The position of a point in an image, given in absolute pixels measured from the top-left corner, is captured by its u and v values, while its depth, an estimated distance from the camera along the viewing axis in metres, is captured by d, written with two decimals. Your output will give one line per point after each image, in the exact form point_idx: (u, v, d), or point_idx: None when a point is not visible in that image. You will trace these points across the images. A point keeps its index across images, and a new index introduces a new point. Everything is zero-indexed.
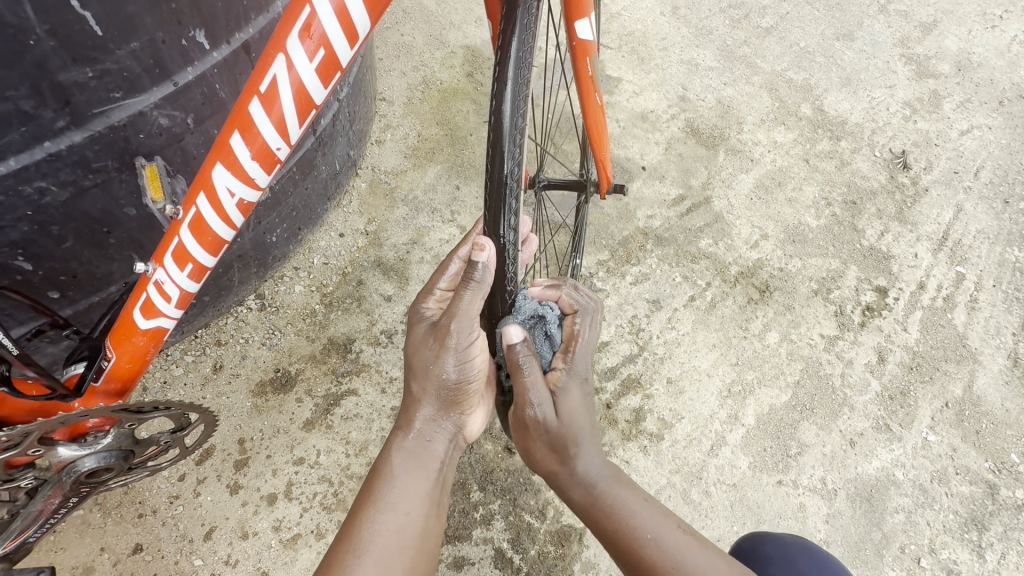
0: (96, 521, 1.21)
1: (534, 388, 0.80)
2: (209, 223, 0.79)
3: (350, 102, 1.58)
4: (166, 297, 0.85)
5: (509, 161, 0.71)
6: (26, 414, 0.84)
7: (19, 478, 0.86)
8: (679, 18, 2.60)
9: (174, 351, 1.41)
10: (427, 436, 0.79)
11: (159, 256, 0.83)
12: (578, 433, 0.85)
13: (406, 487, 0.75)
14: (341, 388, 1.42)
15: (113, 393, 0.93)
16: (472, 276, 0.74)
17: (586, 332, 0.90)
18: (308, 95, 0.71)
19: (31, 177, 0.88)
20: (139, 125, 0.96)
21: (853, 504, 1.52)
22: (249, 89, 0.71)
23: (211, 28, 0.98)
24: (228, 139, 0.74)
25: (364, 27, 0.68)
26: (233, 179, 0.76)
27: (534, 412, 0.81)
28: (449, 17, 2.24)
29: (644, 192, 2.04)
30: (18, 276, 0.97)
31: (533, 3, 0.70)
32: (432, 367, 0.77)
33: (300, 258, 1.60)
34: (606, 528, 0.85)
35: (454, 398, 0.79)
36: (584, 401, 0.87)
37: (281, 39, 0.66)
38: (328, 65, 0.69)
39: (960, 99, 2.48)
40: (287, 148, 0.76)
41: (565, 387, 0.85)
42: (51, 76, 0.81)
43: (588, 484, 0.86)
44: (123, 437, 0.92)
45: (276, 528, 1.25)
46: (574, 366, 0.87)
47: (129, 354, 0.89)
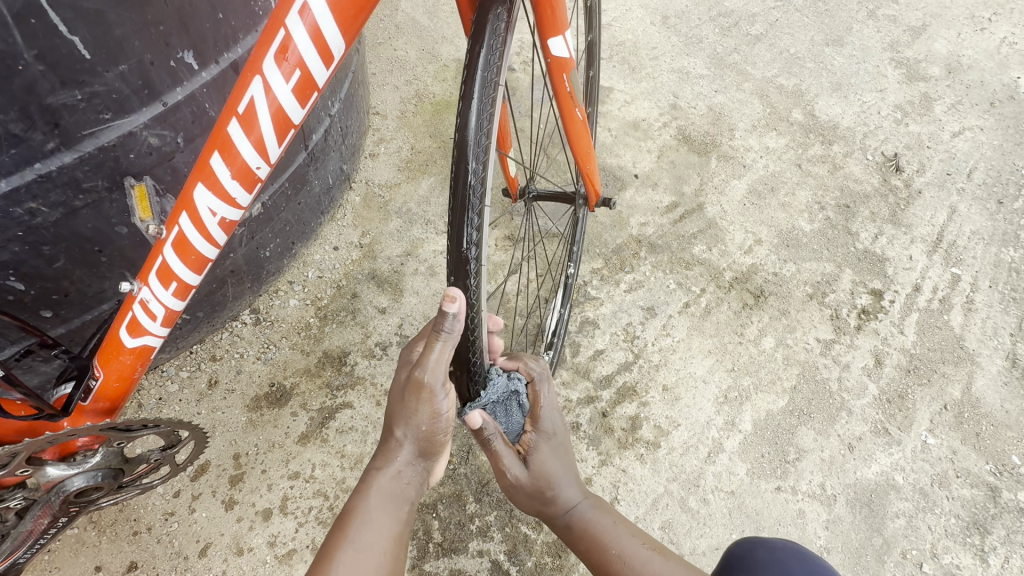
0: (90, 540, 1.20)
1: (505, 458, 0.92)
2: (192, 242, 0.80)
3: (342, 118, 1.60)
4: (152, 315, 0.86)
5: (472, 173, 0.73)
6: (13, 434, 0.84)
7: (9, 499, 0.85)
8: (669, 28, 2.63)
9: (168, 367, 1.41)
10: (404, 476, 0.79)
11: (145, 275, 0.84)
12: (553, 477, 0.98)
13: (381, 525, 0.75)
14: (336, 402, 1.42)
15: (102, 412, 0.93)
16: (441, 327, 0.72)
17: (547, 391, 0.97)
18: (287, 116, 0.72)
19: (22, 199, 0.89)
20: (129, 145, 0.97)
21: (853, 509, 1.51)
22: (228, 111, 0.72)
23: (199, 49, 1.00)
24: (208, 160, 0.75)
25: (339, 49, 0.69)
26: (214, 199, 0.77)
27: (508, 474, 0.95)
28: (441, 31, 2.27)
29: (637, 200, 2.05)
30: (10, 296, 0.98)
31: (501, 24, 0.75)
32: (411, 414, 0.78)
33: (295, 272, 1.61)
34: (582, 550, 0.99)
35: (432, 445, 0.80)
36: (556, 451, 0.98)
37: (258, 62, 0.68)
38: (305, 86, 0.70)
39: (951, 101, 2.50)
40: (267, 167, 0.77)
41: (535, 445, 0.96)
42: (40, 99, 0.83)
43: (569, 513, 1.00)
44: (112, 456, 0.92)
45: (271, 544, 1.24)
46: (544, 425, 0.97)
47: (117, 373, 0.89)
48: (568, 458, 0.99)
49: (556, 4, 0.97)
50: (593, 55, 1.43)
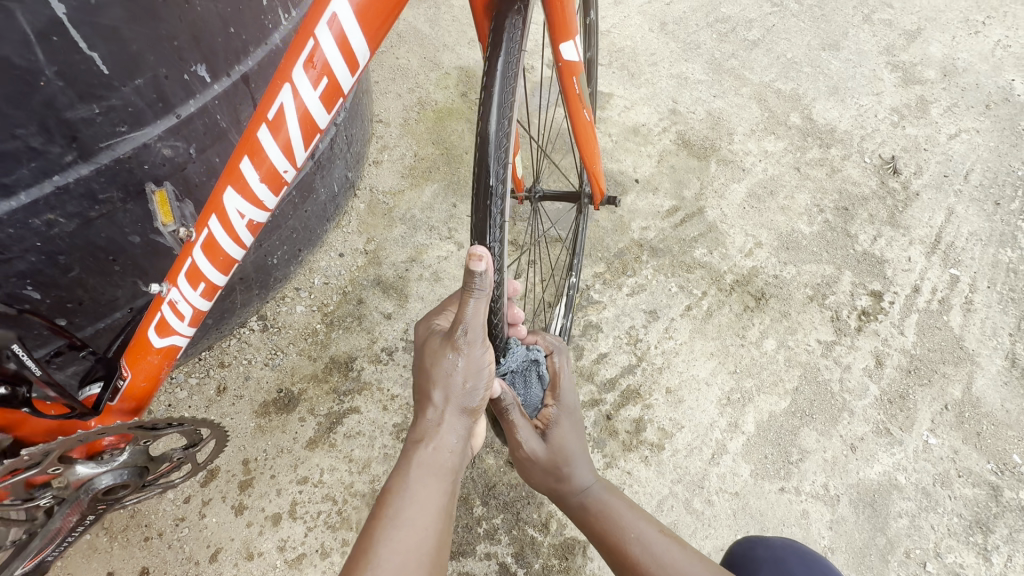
0: (102, 546, 1.22)
1: (522, 429, 0.94)
2: (221, 244, 0.82)
3: (347, 126, 1.63)
4: (180, 315, 0.88)
5: (492, 176, 0.76)
6: (45, 433, 0.87)
7: (39, 498, 0.87)
8: (667, 34, 2.66)
9: (178, 374, 1.43)
10: (443, 445, 0.76)
11: (173, 277, 0.86)
12: (569, 455, 0.99)
13: (423, 501, 0.71)
14: (343, 407, 1.44)
15: (129, 411, 0.94)
16: (472, 284, 0.70)
17: (566, 368, 1.04)
18: (313, 120, 0.74)
19: (39, 211, 0.91)
20: (143, 156, 0.99)
21: (856, 509, 1.52)
22: (257, 117, 0.74)
23: (211, 63, 1.02)
24: (237, 164, 0.77)
25: (364, 55, 0.71)
26: (243, 202, 0.79)
27: (525, 448, 0.95)
28: (443, 39, 2.29)
29: (638, 204, 2.07)
30: (26, 305, 0.99)
31: (518, 33, 0.78)
32: (445, 376, 0.76)
33: (301, 279, 1.63)
34: (595, 531, 0.98)
35: (468, 412, 0.78)
36: (572, 428, 1.01)
37: (287, 69, 0.70)
38: (332, 92, 0.72)
39: (947, 104, 2.52)
40: (293, 170, 0.79)
41: (555, 420, 1.00)
42: (59, 114, 0.85)
43: (585, 496, 1.00)
44: (139, 453, 0.93)
45: (281, 548, 1.25)
46: (562, 400, 1.02)
47: (144, 372, 0.91)
48: (584, 437, 1.02)
49: (567, 6, 0.99)
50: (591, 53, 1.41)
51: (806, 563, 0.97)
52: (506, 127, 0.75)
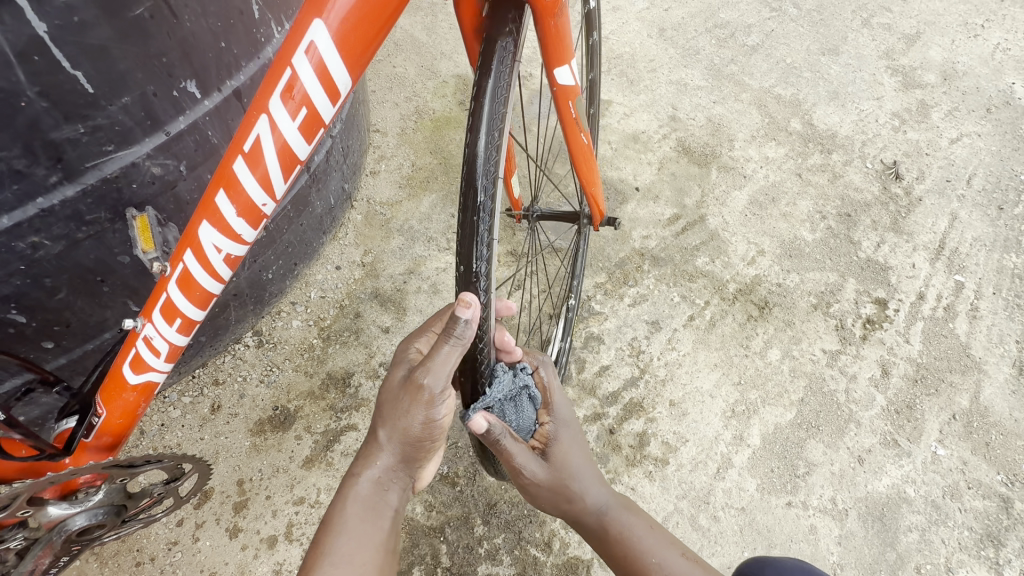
0: (92, 572, 1.18)
1: (521, 457, 0.85)
2: (196, 279, 0.79)
3: (343, 138, 1.60)
4: (155, 351, 0.85)
5: (481, 194, 0.73)
6: (14, 472, 0.84)
7: (9, 540, 0.82)
8: (666, 39, 2.65)
9: (171, 394, 1.40)
10: (386, 487, 0.75)
11: (148, 312, 0.83)
12: (572, 473, 0.93)
13: (360, 540, 0.71)
14: (340, 424, 1.41)
15: (105, 448, 0.91)
16: (453, 331, 0.71)
17: (554, 381, 0.95)
18: (293, 152, 0.71)
19: (24, 233, 0.89)
20: (132, 175, 0.97)
21: (865, 524, 1.49)
22: (234, 148, 0.71)
23: (202, 78, 0.99)
24: (213, 198, 0.75)
25: (346, 85, 0.69)
26: (219, 236, 0.76)
27: (525, 473, 0.87)
28: (440, 47, 2.28)
29: (639, 213, 2.04)
30: (11, 328, 0.97)
31: (511, 47, 0.76)
32: (402, 419, 0.74)
33: (297, 293, 1.60)
34: (612, 551, 0.96)
35: (419, 454, 0.76)
36: (573, 442, 0.94)
37: (264, 101, 0.67)
38: (311, 123, 0.69)
39: (948, 107, 2.51)
40: (273, 203, 0.77)
41: (554, 435, 0.92)
42: (43, 135, 0.82)
43: (601, 513, 0.96)
44: (114, 492, 0.92)
45: (276, 573, 1.22)
46: (557, 415, 0.93)
47: (120, 410, 0.88)
48: (586, 448, 0.95)
49: (563, 30, 0.96)
50: (594, 60, 1.36)
51: None
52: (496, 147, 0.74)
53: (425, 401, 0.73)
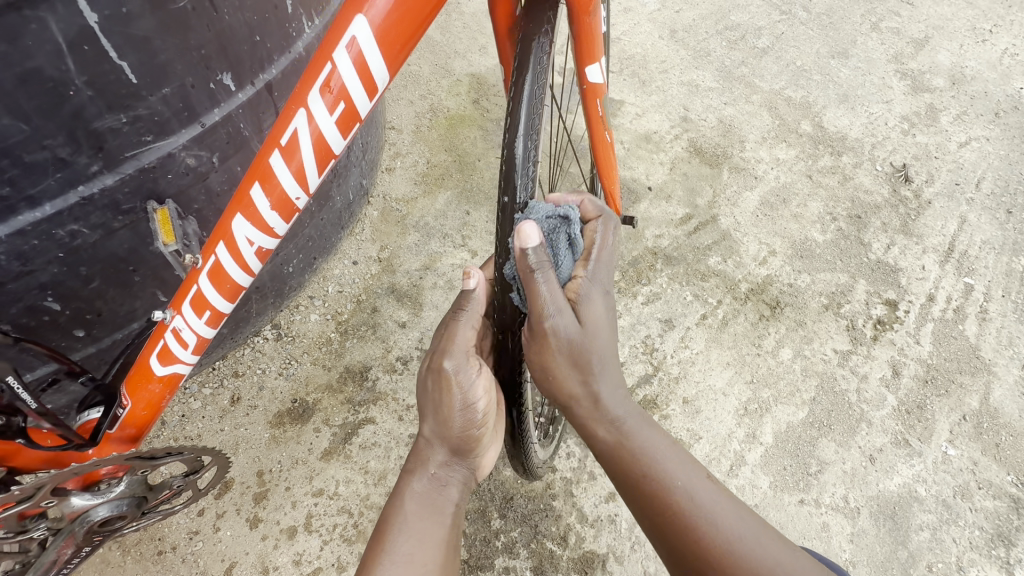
0: (115, 560, 1.19)
1: (550, 299, 0.73)
2: (227, 271, 0.80)
3: (363, 133, 1.62)
4: (183, 343, 0.86)
5: (521, 191, 0.75)
6: (38, 463, 0.84)
7: (32, 529, 0.84)
8: (677, 41, 2.66)
9: (192, 384, 1.41)
10: (441, 480, 0.78)
11: (177, 304, 0.84)
12: (601, 350, 0.78)
13: (421, 535, 0.72)
14: (358, 417, 1.42)
15: (128, 439, 0.93)
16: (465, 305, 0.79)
17: (609, 239, 0.82)
18: (328, 146, 0.71)
19: (64, 221, 0.90)
20: (168, 166, 0.98)
21: (877, 522, 1.50)
22: (269, 141, 0.71)
23: (237, 71, 1.01)
24: (247, 190, 0.75)
25: (383, 79, 0.69)
26: (252, 229, 0.76)
27: (550, 323, 0.73)
28: (454, 46, 2.29)
29: (651, 212, 2.06)
30: (46, 316, 0.98)
31: (546, 44, 0.76)
32: (440, 409, 0.78)
33: (315, 287, 1.61)
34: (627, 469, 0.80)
35: (463, 444, 0.79)
36: (604, 310, 0.79)
37: (302, 93, 0.67)
38: (348, 117, 0.69)
39: (957, 111, 2.52)
40: (306, 197, 0.77)
41: (585, 296, 0.77)
42: (87, 124, 0.84)
43: (614, 420, 0.81)
44: (136, 484, 0.92)
45: (296, 562, 1.23)
46: (594, 273, 0.79)
47: (144, 402, 0.90)
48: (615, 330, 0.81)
49: (594, 29, 0.97)
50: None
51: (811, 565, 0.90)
52: (534, 144, 0.74)
53: (454, 383, 0.76)
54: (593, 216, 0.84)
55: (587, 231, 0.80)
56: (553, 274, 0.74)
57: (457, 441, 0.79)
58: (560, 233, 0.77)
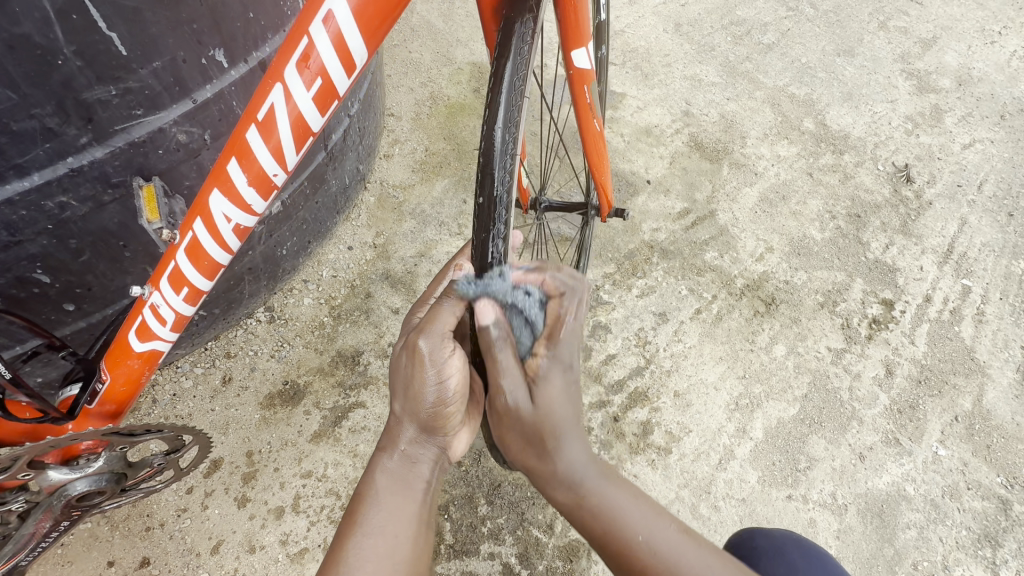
0: (103, 535, 1.20)
1: (504, 372, 0.72)
2: (205, 248, 0.80)
3: (360, 118, 1.62)
4: (161, 320, 0.86)
5: (498, 183, 0.72)
6: (19, 435, 0.86)
7: (11, 501, 0.87)
8: (681, 35, 2.64)
9: (183, 364, 1.41)
10: (412, 458, 0.77)
11: (156, 280, 0.84)
12: (560, 425, 0.74)
13: (392, 510, 0.73)
14: (349, 401, 1.42)
15: (107, 414, 0.93)
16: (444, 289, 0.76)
17: (574, 316, 0.78)
18: (306, 123, 0.71)
19: (53, 192, 0.90)
20: (158, 140, 0.98)
21: (864, 519, 1.51)
22: (247, 117, 0.71)
23: (229, 48, 1.01)
24: (225, 166, 0.75)
25: (362, 57, 0.69)
26: (230, 205, 0.77)
27: (506, 399, 0.73)
28: (456, 34, 2.28)
29: (650, 206, 2.05)
30: (36, 288, 0.99)
31: (529, 33, 0.75)
32: (411, 385, 0.76)
33: (309, 271, 1.61)
34: (594, 531, 0.75)
35: (435, 421, 0.77)
36: (566, 385, 0.75)
37: (279, 69, 0.67)
38: (326, 94, 0.69)
39: (962, 113, 2.50)
40: (284, 174, 0.77)
41: (544, 369, 0.75)
42: (76, 94, 0.84)
43: (575, 484, 0.75)
44: (115, 460, 0.93)
45: (283, 542, 1.24)
46: (558, 351, 0.76)
47: (124, 376, 0.90)
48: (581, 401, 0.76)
49: (580, 14, 0.98)
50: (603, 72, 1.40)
51: (807, 556, 0.91)
52: (513, 135, 0.72)
53: (426, 360, 0.74)
54: (557, 292, 0.79)
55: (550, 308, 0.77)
56: (510, 348, 0.73)
57: (428, 419, 0.77)
58: (516, 306, 0.75)
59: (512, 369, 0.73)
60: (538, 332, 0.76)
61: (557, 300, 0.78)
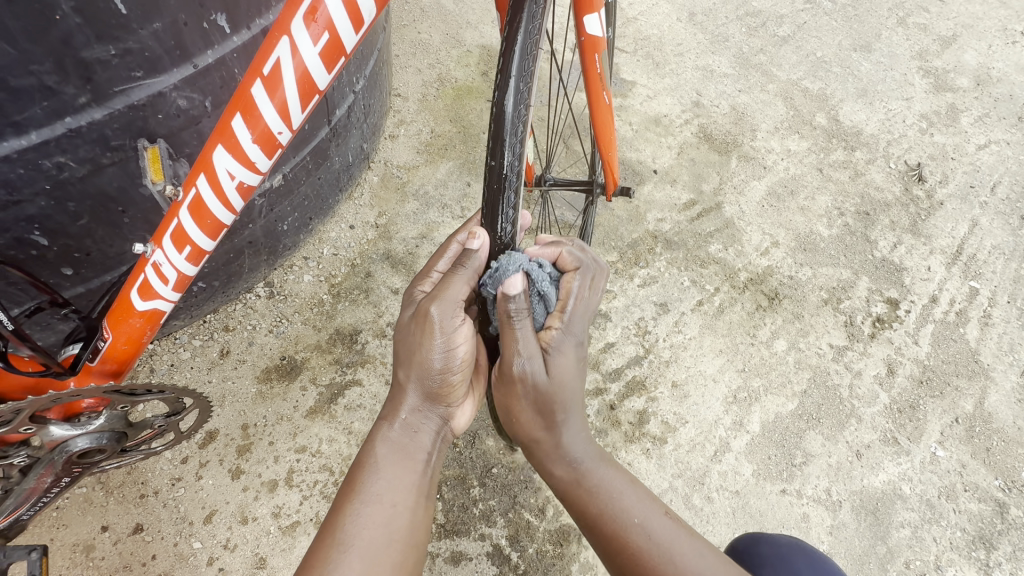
0: (98, 500, 1.21)
1: (523, 338, 0.74)
2: (208, 206, 0.80)
3: (366, 95, 1.60)
4: (163, 279, 0.86)
5: (509, 155, 0.71)
6: (20, 390, 0.86)
7: (12, 456, 0.87)
8: (695, 24, 2.60)
9: (182, 335, 1.42)
10: (414, 427, 0.79)
11: (158, 239, 0.84)
12: (567, 399, 0.79)
13: (390, 476, 0.73)
14: (345, 378, 1.43)
15: (109, 373, 0.93)
16: (464, 261, 0.76)
17: (587, 294, 0.82)
18: (312, 80, 0.71)
19: (51, 152, 0.90)
20: (158, 105, 0.98)
21: (857, 516, 1.50)
22: (252, 71, 0.71)
23: (232, 13, 1.00)
24: (229, 122, 0.74)
25: (370, 14, 0.68)
26: (234, 162, 0.76)
27: (520, 366, 0.74)
28: (466, 16, 2.25)
29: (655, 195, 2.03)
30: (33, 250, 0.99)
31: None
32: (418, 352, 0.77)
33: (310, 248, 1.61)
34: (588, 511, 0.82)
35: (439, 389, 0.79)
36: (574, 363, 0.80)
37: (286, 21, 0.66)
38: (333, 50, 0.69)
39: (978, 113, 2.46)
40: (289, 132, 0.77)
41: (557, 344, 0.78)
42: (75, 52, 0.83)
43: (573, 460, 0.82)
44: (116, 419, 0.93)
45: (275, 515, 1.25)
46: (570, 324, 0.80)
47: (126, 335, 0.90)
48: (584, 381, 0.82)
49: None
50: (611, 55, 1.38)
51: (815, 567, 0.88)
52: (525, 98, 0.70)
53: (436, 328, 0.75)
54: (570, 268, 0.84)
55: (566, 280, 0.81)
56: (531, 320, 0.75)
57: (434, 389, 0.79)
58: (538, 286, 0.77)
59: (529, 337, 0.74)
60: (551, 308, 0.79)
61: (571, 275, 0.82)
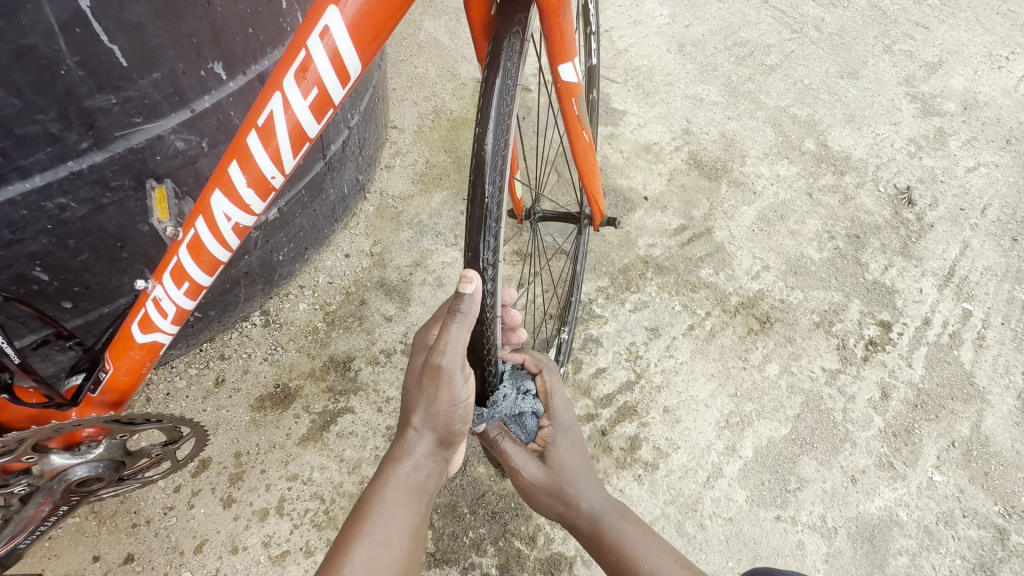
0: (90, 530, 1.22)
1: (518, 457, 0.97)
2: (206, 245, 0.83)
3: (360, 130, 1.66)
4: (163, 312, 0.90)
5: (489, 198, 0.74)
6: (25, 420, 0.88)
7: (13, 484, 0.89)
8: (684, 55, 2.68)
9: (178, 364, 1.45)
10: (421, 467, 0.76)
11: (159, 274, 0.87)
12: (570, 478, 0.99)
13: (396, 523, 0.72)
14: (338, 406, 1.44)
15: (110, 404, 0.96)
16: (458, 307, 0.70)
17: (557, 385, 1.00)
18: (303, 130, 0.75)
19: (53, 194, 0.95)
20: (156, 147, 1.03)
21: (854, 543, 1.48)
22: (248, 122, 0.75)
23: (228, 61, 1.06)
24: (226, 168, 0.78)
25: (357, 69, 0.72)
26: (230, 205, 0.80)
27: (523, 474, 0.98)
28: (461, 51, 2.34)
29: (646, 221, 2.07)
30: (34, 286, 1.03)
31: (516, 50, 0.77)
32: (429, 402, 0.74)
33: (306, 277, 1.65)
34: (608, 559, 0.97)
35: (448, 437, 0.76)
36: (571, 446, 1.01)
37: (278, 78, 0.71)
38: (322, 103, 0.73)
39: (966, 136, 2.50)
40: (283, 176, 0.81)
41: (552, 439, 1.00)
42: (78, 102, 0.89)
43: (593, 518, 0.99)
44: (115, 448, 0.96)
45: (265, 544, 1.25)
46: (556, 418, 0.99)
47: (126, 367, 0.93)
48: (585, 454, 1.02)
49: (567, 30, 1.00)
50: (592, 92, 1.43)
51: None
52: (503, 140, 0.74)
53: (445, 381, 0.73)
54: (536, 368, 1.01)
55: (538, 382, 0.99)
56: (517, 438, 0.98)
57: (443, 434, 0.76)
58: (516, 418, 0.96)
59: (523, 456, 0.98)
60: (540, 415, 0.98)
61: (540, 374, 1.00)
